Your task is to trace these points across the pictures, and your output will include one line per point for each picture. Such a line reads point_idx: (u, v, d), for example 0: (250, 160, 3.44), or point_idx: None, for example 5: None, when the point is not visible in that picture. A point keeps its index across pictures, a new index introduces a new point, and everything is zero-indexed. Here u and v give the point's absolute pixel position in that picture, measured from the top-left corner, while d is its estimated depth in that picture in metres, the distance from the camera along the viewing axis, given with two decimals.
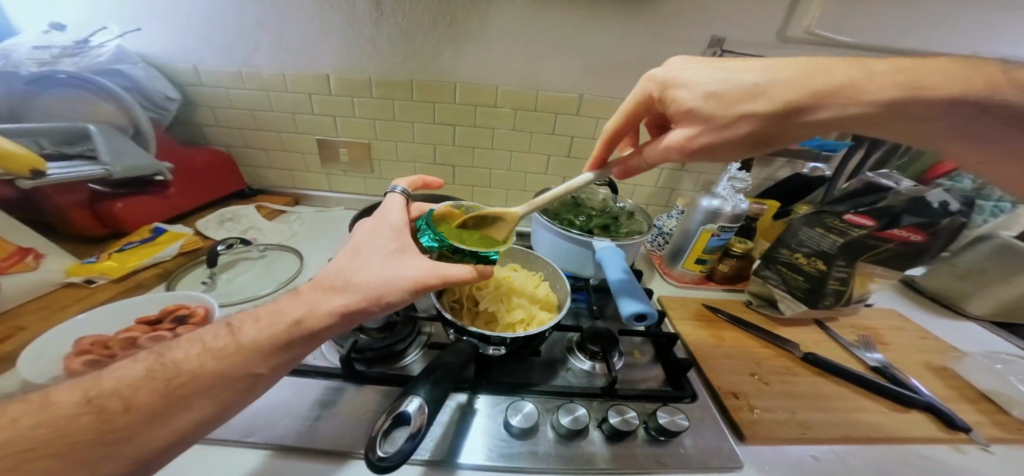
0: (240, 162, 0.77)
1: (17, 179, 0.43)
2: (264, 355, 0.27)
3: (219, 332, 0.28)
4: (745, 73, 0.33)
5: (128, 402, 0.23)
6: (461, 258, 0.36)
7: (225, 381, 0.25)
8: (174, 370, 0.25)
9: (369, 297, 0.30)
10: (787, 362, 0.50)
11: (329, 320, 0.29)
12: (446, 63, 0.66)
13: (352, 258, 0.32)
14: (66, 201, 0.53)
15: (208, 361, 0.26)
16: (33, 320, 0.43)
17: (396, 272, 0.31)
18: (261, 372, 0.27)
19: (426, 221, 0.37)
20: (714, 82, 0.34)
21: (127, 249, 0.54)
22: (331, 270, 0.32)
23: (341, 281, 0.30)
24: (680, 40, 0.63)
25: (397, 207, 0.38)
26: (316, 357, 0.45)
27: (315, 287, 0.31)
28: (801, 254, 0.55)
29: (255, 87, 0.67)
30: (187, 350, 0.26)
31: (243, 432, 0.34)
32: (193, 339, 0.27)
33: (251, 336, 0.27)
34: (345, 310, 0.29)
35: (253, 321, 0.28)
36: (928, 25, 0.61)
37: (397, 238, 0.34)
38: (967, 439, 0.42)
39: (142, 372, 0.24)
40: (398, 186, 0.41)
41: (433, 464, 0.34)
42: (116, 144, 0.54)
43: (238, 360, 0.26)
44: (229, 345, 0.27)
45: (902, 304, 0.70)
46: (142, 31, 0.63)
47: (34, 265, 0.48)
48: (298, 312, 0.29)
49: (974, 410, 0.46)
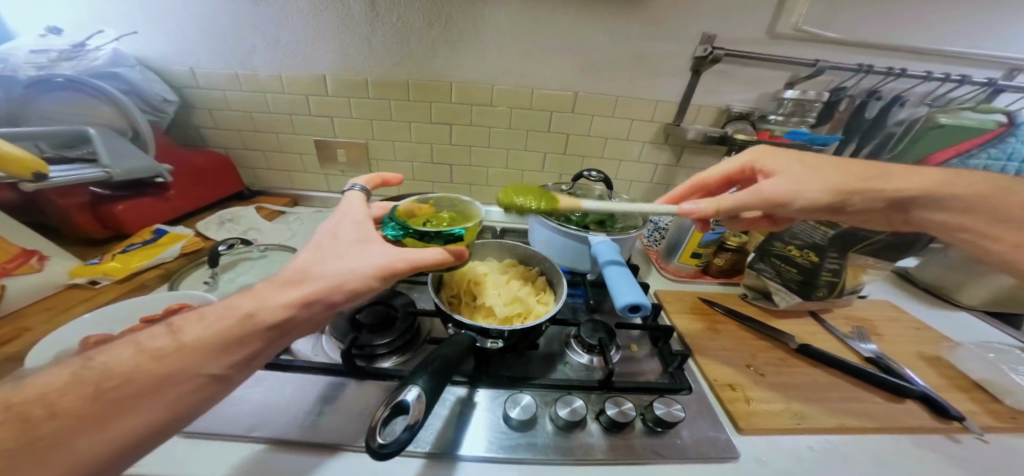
0: (239, 165, 0.78)
1: (19, 182, 0.44)
2: (213, 353, 0.26)
3: (156, 332, 0.27)
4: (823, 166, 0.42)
5: (53, 408, 0.22)
6: (429, 242, 0.37)
7: (169, 379, 0.25)
8: (104, 373, 0.24)
9: (330, 285, 0.30)
10: (783, 354, 0.51)
11: (283, 312, 0.29)
12: (440, 63, 0.66)
13: (314, 252, 0.33)
14: (66, 203, 0.53)
15: (143, 360, 0.25)
16: (38, 322, 0.44)
17: (360, 260, 0.32)
18: (216, 372, 0.26)
19: (388, 217, 0.39)
20: (791, 165, 0.43)
21: (129, 251, 0.55)
22: (292, 266, 0.32)
23: (297, 275, 0.31)
24: (671, 38, 0.64)
25: (357, 201, 0.38)
26: (315, 353, 0.45)
27: (268, 284, 0.31)
28: (794, 246, 0.56)
29: (252, 89, 0.68)
30: (117, 352, 0.25)
31: (250, 427, 0.35)
32: (127, 341, 0.26)
33: (195, 335, 0.27)
34: (304, 300, 0.29)
35: (196, 320, 0.28)
36: (911, 22, 0.62)
37: (360, 229, 0.35)
38: (960, 428, 0.43)
39: (66, 377, 0.23)
40: (356, 185, 0.41)
41: (434, 457, 0.35)
42: (114, 146, 0.54)
43: (182, 359, 0.25)
44: (168, 344, 0.26)
45: (896, 296, 0.71)
46: (138, 34, 0.63)
47: (38, 267, 0.48)
48: (248, 305, 0.29)
49: (966, 399, 0.47)
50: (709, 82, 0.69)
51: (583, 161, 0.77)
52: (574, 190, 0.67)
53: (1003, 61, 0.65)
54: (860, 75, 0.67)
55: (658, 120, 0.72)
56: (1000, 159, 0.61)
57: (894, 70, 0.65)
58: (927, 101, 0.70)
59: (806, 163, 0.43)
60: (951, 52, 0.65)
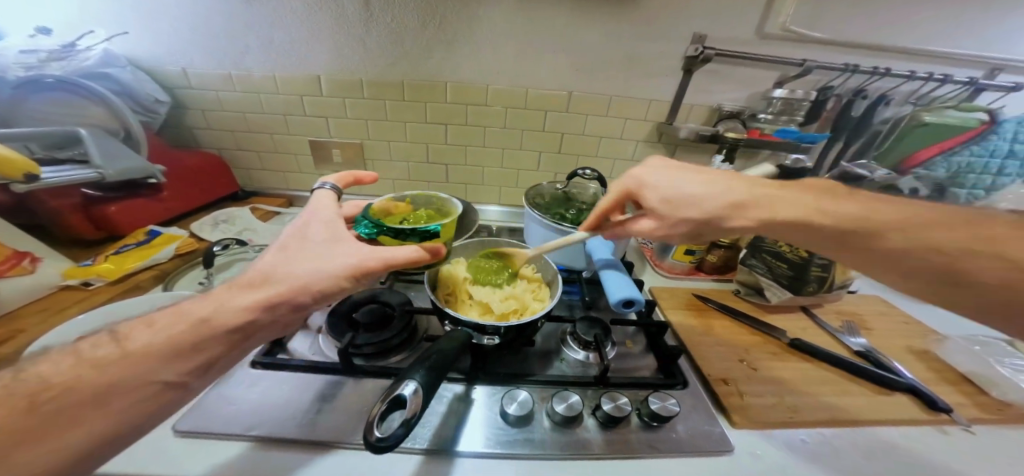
0: (234, 165, 0.77)
1: (12, 183, 0.43)
2: (164, 361, 0.26)
3: (98, 340, 0.26)
4: (694, 192, 0.37)
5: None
6: (405, 239, 0.42)
7: (116, 389, 0.24)
8: (39, 384, 0.23)
9: (295, 287, 0.31)
10: (775, 348, 0.52)
11: (244, 314, 0.29)
12: (435, 64, 0.67)
13: (280, 252, 0.33)
14: (58, 204, 0.52)
15: (83, 371, 0.24)
16: (33, 323, 0.44)
17: (330, 259, 0.32)
18: (169, 379, 0.26)
19: (364, 216, 0.44)
20: (672, 188, 0.39)
21: (123, 251, 0.54)
22: (257, 267, 0.32)
23: (260, 277, 0.31)
24: (662, 38, 0.65)
25: (327, 200, 0.39)
26: (313, 352, 0.46)
27: (229, 287, 0.31)
28: (785, 242, 0.57)
29: (246, 89, 0.67)
30: (55, 362, 0.24)
31: (249, 426, 0.35)
32: (65, 350, 0.25)
33: (142, 341, 0.26)
34: (268, 302, 0.30)
35: (145, 326, 0.27)
36: (895, 23, 0.64)
37: (330, 228, 0.35)
38: (949, 421, 0.44)
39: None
40: (327, 182, 0.42)
41: (431, 454, 0.35)
42: (107, 147, 0.54)
43: (130, 367, 0.25)
44: (111, 352, 0.25)
45: (885, 291, 0.73)
46: (130, 34, 0.63)
47: (31, 269, 0.48)
48: (203, 311, 0.28)
49: (954, 392, 0.48)
50: (700, 82, 0.70)
51: (578, 160, 0.78)
52: (570, 188, 0.68)
53: (985, 60, 0.67)
54: (847, 75, 0.69)
55: (652, 119, 0.73)
56: (983, 156, 0.65)
57: (879, 69, 0.66)
58: (913, 100, 0.71)
59: (695, 189, 0.37)
60: (934, 52, 0.66)
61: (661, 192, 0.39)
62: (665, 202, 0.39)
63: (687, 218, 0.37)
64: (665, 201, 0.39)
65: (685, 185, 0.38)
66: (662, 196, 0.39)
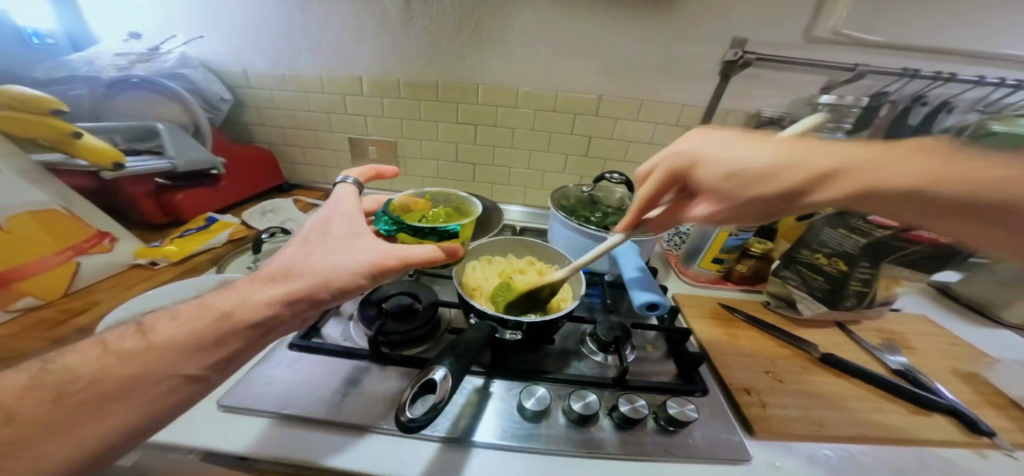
0: (280, 159, 0.84)
1: (102, 170, 0.52)
2: (185, 354, 0.27)
3: (126, 332, 0.27)
4: (770, 149, 0.32)
5: (12, 414, 0.22)
6: (423, 238, 0.44)
7: (139, 383, 0.25)
8: (68, 376, 0.24)
9: (314, 283, 0.31)
10: (803, 362, 0.50)
11: (263, 309, 0.30)
12: (469, 67, 0.69)
13: (302, 246, 0.34)
14: (136, 191, 0.59)
15: (108, 363, 0.25)
16: (109, 295, 0.50)
17: (348, 254, 0.33)
18: (190, 373, 0.27)
19: (382, 212, 0.46)
20: (736, 160, 0.32)
21: (186, 235, 0.61)
22: (278, 262, 0.33)
23: (281, 271, 0.32)
24: (700, 41, 0.64)
25: (348, 196, 0.40)
26: (344, 338, 0.49)
27: (251, 280, 0.32)
28: (822, 254, 0.55)
29: (296, 88, 0.73)
30: (82, 355, 0.26)
31: (281, 405, 0.38)
32: (93, 344, 0.27)
33: (165, 335, 0.27)
34: (287, 298, 0.30)
35: (169, 319, 0.28)
36: (965, 24, 0.59)
37: (351, 223, 0.36)
38: (991, 444, 0.41)
39: (24, 381, 0.24)
40: (349, 177, 0.44)
41: (449, 441, 0.37)
42: (179, 141, 0.61)
43: (150, 362, 0.26)
44: (138, 345, 0.26)
45: (932, 310, 0.67)
46: (205, 38, 0.69)
47: (110, 247, 0.54)
48: (227, 304, 0.29)
49: (998, 415, 0.45)
50: (739, 87, 0.68)
51: (604, 163, 0.78)
52: (595, 192, 0.68)
53: None
54: (905, 79, 0.64)
55: (684, 124, 0.72)
56: None
57: (943, 74, 0.61)
58: (979, 107, 0.66)
59: (764, 161, 0.31)
60: (1008, 55, 0.61)
61: (728, 164, 0.33)
62: (729, 178, 0.33)
63: (758, 197, 0.32)
64: (729, 177, 0.33)
65: (754, 153, 0.32)
66: (729, 171, 0.32)
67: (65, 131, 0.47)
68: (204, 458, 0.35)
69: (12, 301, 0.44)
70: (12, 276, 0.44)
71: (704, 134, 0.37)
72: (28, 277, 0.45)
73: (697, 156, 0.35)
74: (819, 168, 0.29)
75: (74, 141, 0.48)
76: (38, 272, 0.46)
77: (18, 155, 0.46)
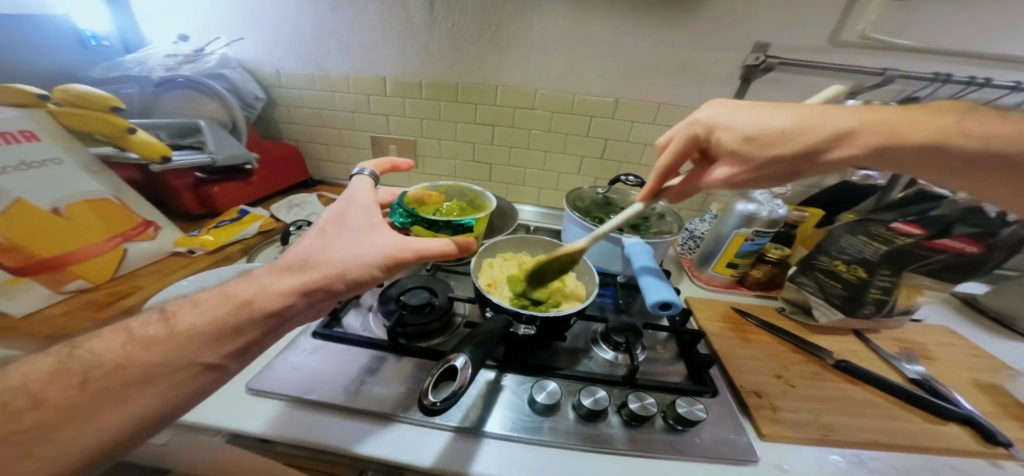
0: (306, 156, 0.88)
1: (151, 163, 0.57)
2: (205, 342, 0.28)
3: (148, 320, 0.28)
4: (782, 112, 0.36)
5: (39, 398, 0.23)
6: (437, 231, 0.47)
7: (158, 370, 0.26)
8: (95, 361, 0.25)
9: (331, 274, 0.33)
10: (818, 368, 0.49)
11: (280, 299, 0.32)
12: (488, 68, 0.71)
13: (320, 237, 0.36)
14: (178, 184, 0.63)
15: (133, 349, 0.26)
16: (149, 281, 0.54)
17: (363, 246, 0.35)
18: (208, 361, 0.28)
19: (398, 203, 0.48)
20: (753, 124, 0.37)
21: (220, 226, 0.65)
22: (296, 252, 0.35)
23: (298, 262, 0.34)
24: (721, 45, 0.64)
25: (365, 189, 0.42)
26: (363, 328, 0.51)
27: (270, 270, 0.33)
28: (841, 261, 0.54)
29: (324, 88, 0.76)
30: (106, 341, 0.26)
31: (303, 390, 0.40)
32: (117, 329, 0.28)
33: (187, 323, 0.28)
34: (304, 289, 0.32)
35: (190, 307, 0.30)
36: (1005, 26, 0.57)
37: (365, 216, 0.38)
38: (1008, 455, 0.40)
39: (53, 365, 0.25)
40: (366, 169, 0.46)
41: (462, 431, 0.38)
42: (218, 136, 0.65)
43: (173, 348, 0.27)
44: (160, 333, 0.27)
45: (957, 321, 0.65)
46: (243, 40, 0.74)
47: (153, 235, 0.58)
48: (247, 293, 0.31)
49: (1021, 428, 0.43)
50: (759, 91, 0.67)
51: (619, 165, 0.78)
52: (611, 193, 0.69)
53: None
54: (936, 84, 0.62)
55: None
56: None
57: (977, 79, 0.59)
58: None
59: (777, 124, 0.36)
60: None
61: (746, 128, 0.37)
62: (746, 140, 0.37)
63: (772, 157, 0.36)
64: (747, 139, 0.37)
65: (767, 117, 0.37)
66: (747, 135, 0.37)
67: (122, 127, 0.52)
68: (229, 440, 0.38)
69: (66, 283, 0.48)
70: (64, 259, 0.48)
71: (718, 105, 0.42)
72: (80, 262, 0.49)
73: (715, 123, 0.40)
74: (840, 126, 0.33)
75: (129, 135, 0.53)
76: (89, 257, 0.50)
77: (78, 149, 0.52)
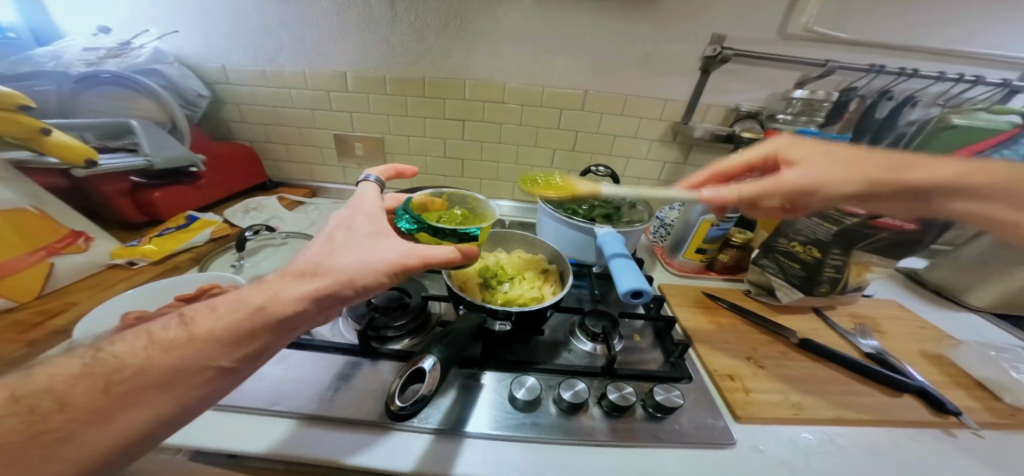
0: (263, 156, 0.82)
1: (74, 168, 0.50)
2: (220, 346, 0.25)
3: (167, 323, 0.25)
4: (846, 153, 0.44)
5: (65, 399, 0.21)
6: (443, 239, 0.40)
7: (180, 373, 0.24)
8: (117, 364, 0.23)
9: (341, 280, 0.31)
10: (782, 347, 0.52)
11: (290, 305, 0.28)
12: (454, 63, 0.69)
13: (326, 245, 0.33)
14: (109, 190, 0.57)
15: (155, 354, 0.23)
16: (85, 296, 0.48)
17: (374, 253, 0.33)
18: (225, 365, 0.25)
19: (403, 210, 0.42)
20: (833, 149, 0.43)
21: (165, 234, 0.59)
22: (305, 259, 0.32)
23: (310, 268, 0.31)
24: (677, 38, 0.65)
25: (371, 194, 0.39)
26: (333, 334, 0.48)
27: (282, 275, 0.30)
28: (797, 242, 0.58)
29: (278, 84, 0.71)
30: (129, 344, 0.24)
31: (270, 402, 0.37)
32: (137, 331, 0.25)
33: (207, 326, 0.26)
34: (314, 295, 0.29)
35: (208, 311, 0.27)
36: (928, 23, 0.62)
37: (372, 221, 0.35)
38: (957, 423, 0.43)
39: (77, 368, 0.22)
40: (370, 175, 0.43)
41: (441, 433, 0.37)
42: (158, 138, 0.60)
43: (194, 351, 0.25)
44: (179, 336, 0.25)
45: (901, 295, 0.71)
46: (178, 33, 0.67)
47: (85, 247, 0.52)
48: (259, 299, 0.28)
49: (968, 396, 0.47)
50: (718, 83, 0.70)
51: (591, 157, 0.79)
52: None
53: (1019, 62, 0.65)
54: (871, 75, 0.67)
55: (667, 118, 0.73)
56: None
57: (906, 70, 0.65)
58: (940, 101, 0.70)
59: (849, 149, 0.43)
60: (969, 52, 0.64)
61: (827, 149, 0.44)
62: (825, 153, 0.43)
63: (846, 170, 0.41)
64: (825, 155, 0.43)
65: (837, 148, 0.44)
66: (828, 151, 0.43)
67: (33, 127, 0.46)
68: (192, 458, 0.35)
69: None
70: None
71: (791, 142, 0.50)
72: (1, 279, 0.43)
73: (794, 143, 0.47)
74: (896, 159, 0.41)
75: (42, 137, 0.47)
76: (9, 273, 0.44)
77: None
